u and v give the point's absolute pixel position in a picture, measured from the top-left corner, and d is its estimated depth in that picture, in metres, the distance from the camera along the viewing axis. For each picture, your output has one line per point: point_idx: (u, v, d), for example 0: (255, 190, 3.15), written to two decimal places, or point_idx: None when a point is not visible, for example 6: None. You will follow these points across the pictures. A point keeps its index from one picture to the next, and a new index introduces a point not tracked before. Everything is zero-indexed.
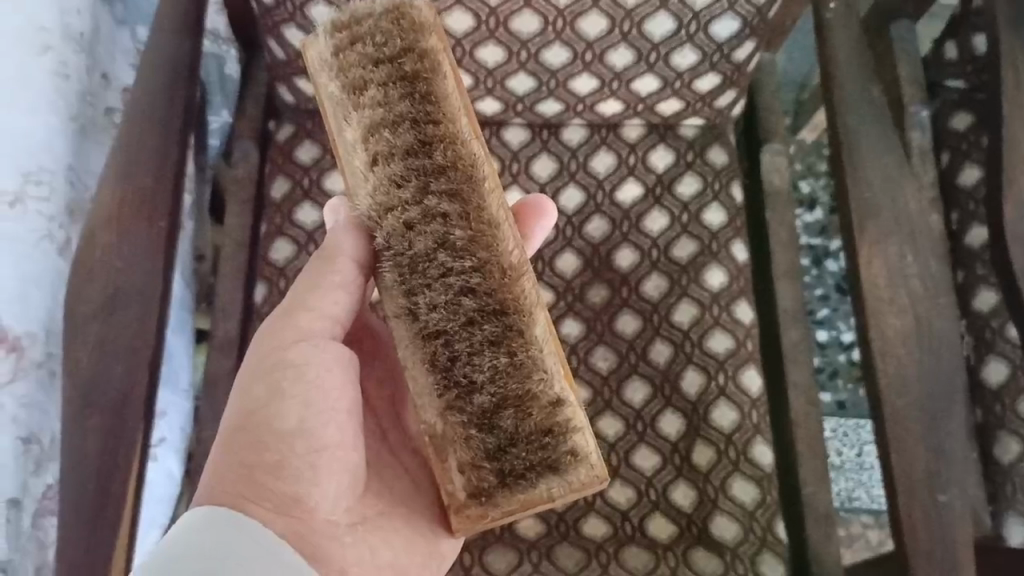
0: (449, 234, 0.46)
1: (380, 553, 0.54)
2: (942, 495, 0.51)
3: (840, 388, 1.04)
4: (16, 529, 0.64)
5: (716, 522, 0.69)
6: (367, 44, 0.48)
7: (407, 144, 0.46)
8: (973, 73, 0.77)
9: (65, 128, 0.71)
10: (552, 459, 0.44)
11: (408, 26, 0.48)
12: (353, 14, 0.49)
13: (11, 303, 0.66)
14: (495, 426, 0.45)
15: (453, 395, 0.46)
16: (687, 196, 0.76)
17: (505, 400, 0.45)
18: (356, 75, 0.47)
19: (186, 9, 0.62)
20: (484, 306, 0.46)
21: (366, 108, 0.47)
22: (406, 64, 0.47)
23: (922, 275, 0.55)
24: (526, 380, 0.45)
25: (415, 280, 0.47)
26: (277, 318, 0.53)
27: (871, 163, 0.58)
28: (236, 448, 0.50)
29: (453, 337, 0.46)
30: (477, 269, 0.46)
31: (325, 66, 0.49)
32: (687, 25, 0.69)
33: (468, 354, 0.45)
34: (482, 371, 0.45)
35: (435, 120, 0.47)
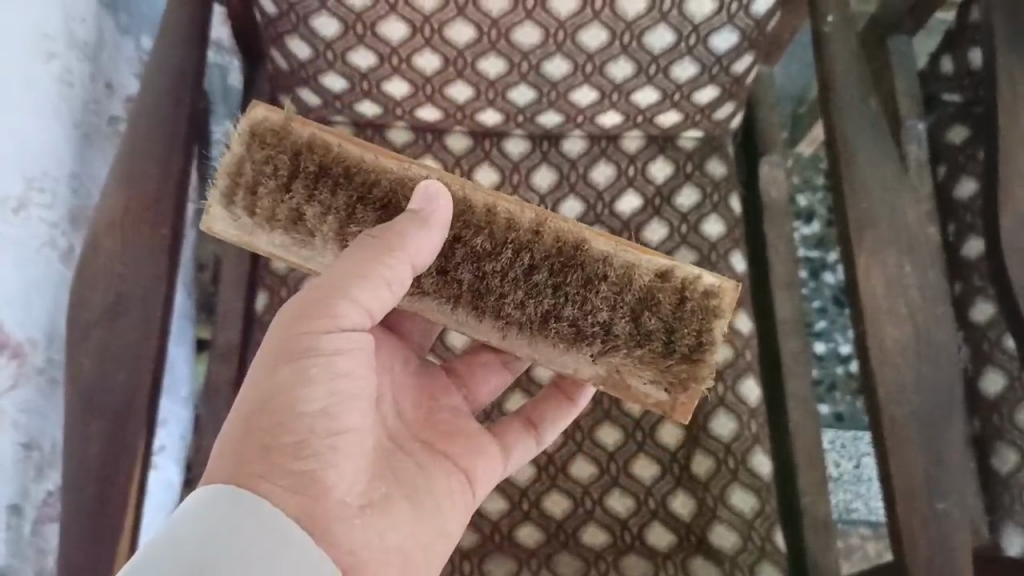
0: (478, 246, 0.51)
1: (388, 536, 0.53)
2: (940, 503, 0.51)
3: (838, 400, 1.04)
4: (17, 535, 0.65)
5: (715, 531, 0.69)
6: (267, 182, 0.52)
7: (374, 218, 0.52)
8: (969, 87, 0.76)
9: (68, 136, 0.72)
10: (701, 308, 0.52)
11: (275, 140, 0.52)
12: (228, 171, 0.52)
13: (16, 308, 0.66)
14: (648, 331, 0.52)
15: (600, 343, 0.52)
16: (686, 207, 0.77)
17: (634, 312, 0.52)
18: (283, 211, 0.52)
19: (191, 18, 0.63)
20: (552, 271, 0.52)
21: (319, 226, 0.52)
22: (309, 166, 0.52)
23: (920, 286, 0.56)
24: (631, 284, 0.52)
25: (492, 300, 0.52)
26: (308, 295, 0.50)
27: (869, 173, 0.59)
28: (255, 427, 0.49)
29: (558, 312, 0.52)
30: (521, 250, 0.52)
31: (239, 225, 0.54)
32: (687, 37, 0.70)
33: (582, 312, 0.52)
34: (602, 312, 0.51)
35: (369, 180, 0.52)
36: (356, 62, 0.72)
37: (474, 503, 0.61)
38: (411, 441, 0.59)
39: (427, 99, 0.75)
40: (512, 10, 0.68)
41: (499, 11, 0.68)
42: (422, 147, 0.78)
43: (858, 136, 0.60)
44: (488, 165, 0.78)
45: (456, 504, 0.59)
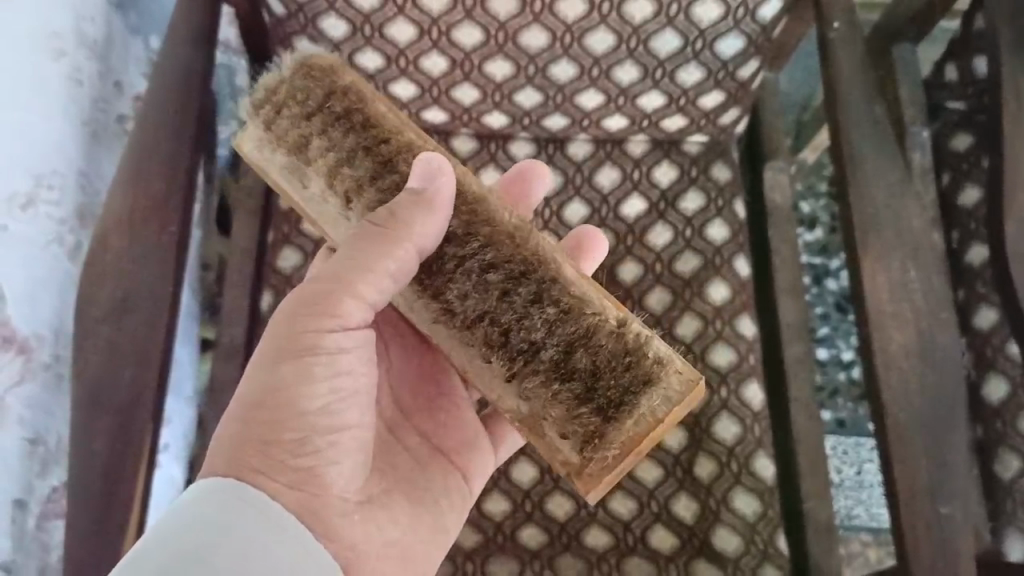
0: (449, 227, 0.49)
1: (387, 531, 0.54)
2: (944, 506, 0.51)
3: (840, 407, 1.04)
4: (21, 531, 0.65)
5: (717, 534, 0.69)
6: (291, 107, 0.51)
7: (368, 169, 0.50)
8: (973, 96, 0.77)
9: (76, 134, 0.72)
10: (641, 374, 0.45)
11: (319, 74, 0.52)
12: (266, 87, 0.53)
13: (22, 303, 0.66)
14: (574, 371, 0.45)
15: (522, 364, 0.46)
16: (691, 211, 0.77)
17: (571, 346, 0.46)
18: (293, 135, 0.51)
19: (201, 18, 0.63)
20: (510, 274, 0.47)
21: (317, 159, 0.50)
22: (335, 105, 0.51)
23: (925, 290, 0.56)
24: (579, 319, 0.46)
25: (438, 282, 0.49)
26: (307, 288, 0.50)
27: (874, 178, 0.59)
28: (253, 422, 0.49)
29: (495, 314, 0.47)
30: (487, 245, 0.48)
31: (255, 148, 0.53)
32: (693, 42, 0.70)
33: (523, 327, 0.46)
34: (538, 333, 0.46)
35: (382, 137, 0.50)
36: (363, 63, 0.72)
37: (471, 496, 0.62)
38: (409, 432, 0.60)
39: (433, 101, 0.75)
40: (519, 13, 0.68)
41: (506, 14, 0.68)
42: None
43: (863, 141, 0.60)
44: (494, 167, 0.78)
45: (453, 497, 0.60)
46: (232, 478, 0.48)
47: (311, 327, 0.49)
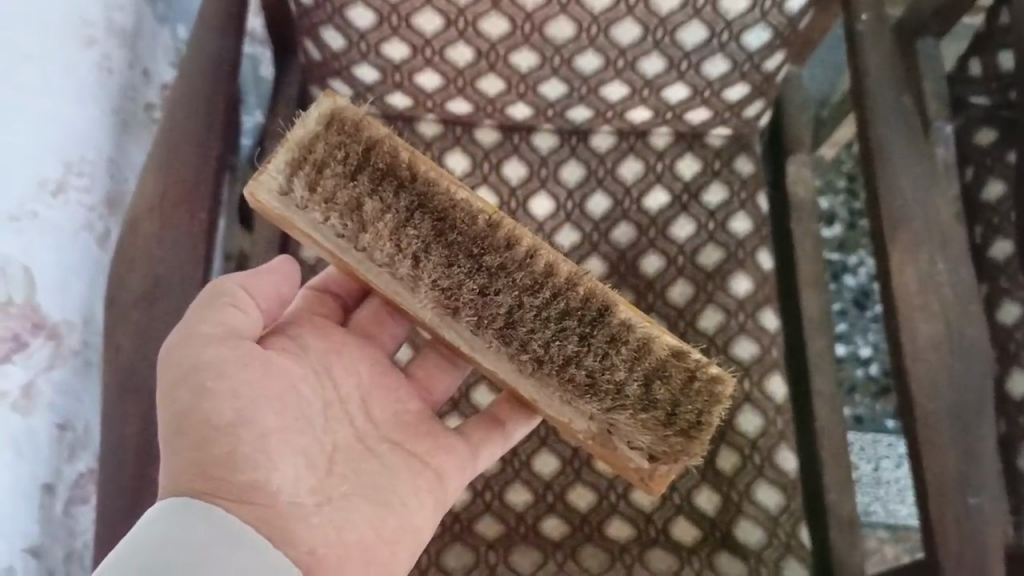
0: (516, 276, 0.52)
1: (347, 533, 0.53)
2: (973, 498, 0.51)
3: (857, 403, 1.04)
4: (49, 514, 0.65)
5: (740, 526, 0.69)
6: (334, 166, 0.51)
7: (429, 228, 0.52)
8: (997, 90, 0.77)
9: (109, 121, 0.74)
10: (706, 391, 0.51)
11: (350, 129, 0.53)
12: (299, 143, 0.52)
13: (53, 289, 0.67)
14: (597, 395, 0.51)
15: (562, 379, 0.51)
16: (714, 204, 0.77)
17: (644, 378, 0.51)
18: (347, 195, 0.51)
19: (233, 5, 0.64)
20: (584, 325, 0.52)
21: (373, 217, 0.51)
22: (374, 164, 0.52)
23: (952, 282, 0.56)
24: (650, 353, 0.51)
25: (520, 331, 0.51)
26: (199, 327, 0.51)
27: (902, 168, 0.59)
28: (178, 448, 0.50)
29: (579, 359, 0.51)
30: (559, 293, 0.52)
31: (287, 200, 0.52)
32: (719, 33, 0.70)
33: (599, 363, 0.51)
34: (621, 370, 0.51)
35: (413, 204, 0.52)
36: (388, 53, 0.72)
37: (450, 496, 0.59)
38: (376, 439, 0.58)
39: (458, 91, 0.75)
40: (546, 4, 0.68)
41: (534, 5, 0.69)
42: (450, 141, 0.78)
43: (891, 133, 0.60)
44: (516, 160, 0.78)
45: (426, 506, 0.57)
46: (188, 496, 0.49)
47: (208, 342, 0.51)
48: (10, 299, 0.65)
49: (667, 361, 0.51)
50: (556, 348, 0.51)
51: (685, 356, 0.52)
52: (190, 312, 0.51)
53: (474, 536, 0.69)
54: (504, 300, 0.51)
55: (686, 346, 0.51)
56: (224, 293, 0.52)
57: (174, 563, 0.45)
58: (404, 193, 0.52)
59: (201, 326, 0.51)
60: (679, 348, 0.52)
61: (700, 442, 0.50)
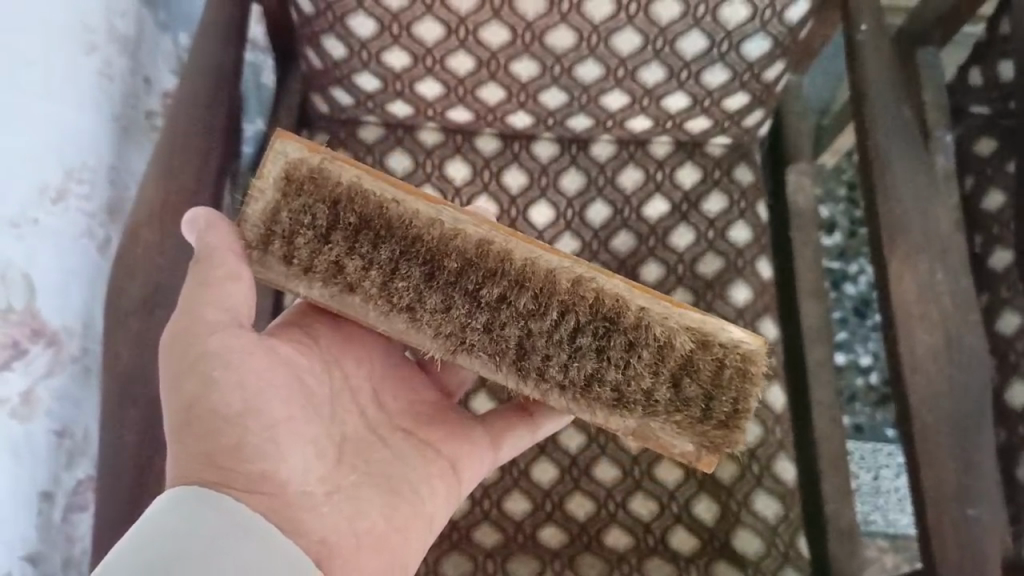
0: (519, 305, 0.49)
1: (358, 523, 0.53)
2: (972, 509, 0.51)
3: (857, 412, 1.04)
4: (47, 521, 0.66)
5: (738, 535, 0.69)
6: (306, 233, 0.49)
7: (419, 273, 0.49)
8: (998, 99, 0.77)
9: (110, 128, 0.74)
10: (739, 373, 0.50)
11: (307, 185, 0.49)
12: (264, 213, 0.49)
13: (53, 296, 0.67)
14: (628, 402, 0.50)
15: (590, 395, 0.51)
16: (714, 213, 0.77)
17: (672, 377, 0.50)
18: (327, 260, 0.49)
19: (234, 13, 0.64)
20: (599, 339, 0.50)
21: (363, 275, 0.49)
22: (342, 215, 0.49)
23: (952, 292, 0.56)
24: (674, 349, 0.49)
25: (534, 362, 0.50)
26: (205, 314, 0.49)
27: (902, 178, 0.59)
28: (185, 439, 0.48)
29: (601, 374, 0.50)
30: (567, 311, 0.49)
31: (275, 272, 0.51)
32: (719, 43, 0.70)
33: (623, 375, 0.50)
34: (647, 378, 0.50)
35: (398, 243, 0.49)
36: (389, 61, 0.72)
37: (461, 487, 0.59)
38: (389, 428, 0.59)
39: (459, 100, 0.75)
40: (547, 13, 0.69)
41: (534, 14, 0.69)
42: (450, 149, 0.79)
43: (890, 143, 0.60)
44: (516, 167, 0.79)
45: (438, 492, 0.58)
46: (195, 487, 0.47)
47: (215, 330, 0.49)
48: (10, 307, 0.65)
49: (693, 357, 0.50)
50: (575, 375, 0.50)
51: (711, 341, 0.50)
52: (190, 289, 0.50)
53: (472, 544, 0.69)
54: (513, 333, 0.50)
55: (711, 333, 0.49)
56: (231, 270, 0.49)
57: (179, 557, 0.43)
58: (381, 238, 0.49)
59: (206, 313, 0.49)
60: (704, 334, 0.50)
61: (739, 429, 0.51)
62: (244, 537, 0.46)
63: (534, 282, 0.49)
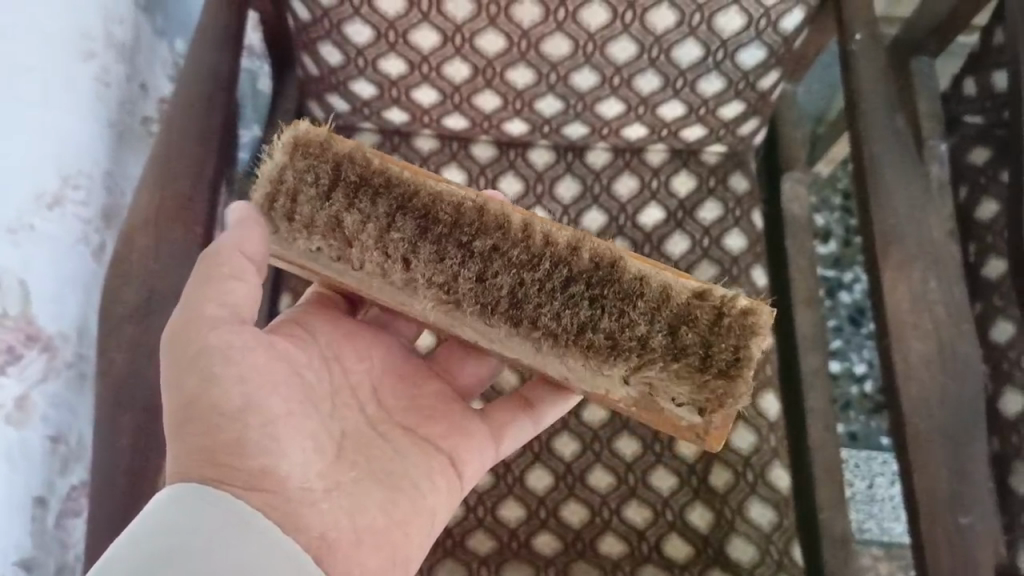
0: (511, 254, 0.49)
1: (360, 520, 0.52)
2: (964, 517, 0.51)
3: (852, 420, 1.04)
4: (41, 527, 0.66)
5: (732, 543, 0.69)
6: (309, 190, 0.50)
7: (413, 227, 0.50)
8: (992, 109, 0.77)
9: (106, 134, 0.74)
10: (739, 325, 0.48)
11: (313, 148, 0.51)
12: (269, 176, 0.51)
13: (48, 301, 0.67)
14: (625, 353, 0.48)
15: (586, 349, 0.49)
16: (709, 220, 0.78)
17: (669, 326, 0.48)
18: (327, 214, 0.50)
19: (230, 21, 0.64)
20: (592, 290, 0.49)
21: (359, 226, 0.49)
22: (346, 174, 0.51)
23: (945, 301, 0.56)
24: (669, 300, 0.48)
25: (528, 312, 0.49)
26: (206, 309, 0.50)
27: (896, 187, 0.59)
28: (183, 434, 0.49)
29: (596, 323, 0.48)
30: (560, 264, 0.49)
31: (276, 238, 0.51)
32: (714, 52, 0.70)
33: (618, 324, 0.48)
34: (641, 324, 0.48)
35: (399, 198, 0.50)
36: (386, 68, 0.73)
37: (462, 485, 0.59)
38: (388, 425, 0.59)
39: (455, 107, 0.76)
40: (543, 21, 0.69)
41: (530, 22, 0.69)
42: (447, 156, 0.79)
43: (884, 152, 0.60)
44: (512, 174, 0.79)
45: (440, 489, 0.58)
46: (195, 483, 0.47)
47: (213, 325, 0.50)
48: (4, 312, 0.65)
49: (690, 306, 0.48)
50: (568, 324, 0.48)
51: (708, 296, 0.49)
52: (195, 288, 0.51)
53: (467, 551, 0.69)
54: (504, 280, 0.49)
55: (710, 286, 0.48)
56: (235, 267, 0.50)
57: (174, 553, 0.43)
58: (381, 198, 0.50)
59: (206, 310, 0.50)
60: (701, 289, 0.49)
61: (743, 382, 0.47)
62: (239, 537, 0.45)
63: (528, 235, 0.50)
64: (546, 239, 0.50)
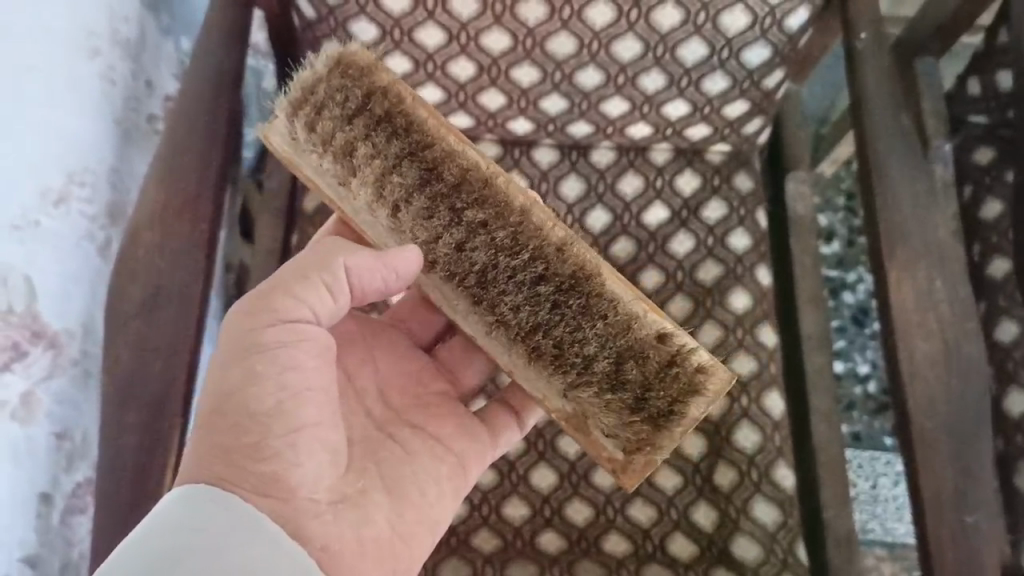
0: (494, 236, 0.52)
1: (364, 530, 0.53)
2: (970, 516, 0.51)
3: (856, 420, 1.04)
4: (46, 524, 0.66)
5: (737, 542, 0.69)
6: (333, 111, 0.53)
7: (415, 178, 0.53)
8: (996, 109, 0.77)
9: (111, 131, 0.74)
10: (685, 381, 0.49)
11: (354, 74, 0.54)
12: (303, 85, 0.54)
13: (53, 298, 0.67)
14: (566, 368, 0.50)
15: (532, 349, 0.51)
16: (713, 220, 0.78)
17: (617, 356, 0.50)
18: (341, 138, 0.53)
19: (235, 18, 0.64)
20: (559, 289, 0.51)
21: (364, 163, 0.53)
22: (375, 109, 0.54)
23: (950, 300, 0.56)
24: (627, 333, 0.50)
25: (491, 293, 0.52)
26: (279, 300, 0.51)
27: (901, 186, 0.59)
28: (211, 430, 0.50)
29: (548, 326, 0.51)
30: (538, 258, 0.51)
31: (291, 141, 0.55)
32: (719, 51, 0.70)
33: (569, 335, 0.50)
34: (590, 344, 0.50)
35: (415, 147, 0.53)
36: (391, 67, 0.73)
37: (467, 485, 0.60)
38: (398, 425, 0.59)
39: (460, 105, 0.76)
40: (548, 20, 0.69)
41: (535, 21, 0.69)
42: None
43: (890, 151, 0.60)
44: (517, 173, 0.79)
45: (446, 494, 0.58)
46: (207, 482, 0.49)
47: (277, 322, 0.50)
48: (10, 308, 0.65)
49: (647, 350, 0.50)
50: (523, 311, 0.51)
51: (670, 341, 0.50)
52: (280, 277, 0.52)
53: (471, 549, 0.69)
54: (478, 257, 0.52)
55: (673, 331, 0.50)
56: (331, 277, 0.52)
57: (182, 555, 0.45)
58: (395, 142, 0.53)
59: (274, 301, 0.51)
60: (666, 332, 0.51)
61: (667, 434, 0.49)
62: (235, 547, 0.46)
63: (518, 222, 0.52)
64: (539, 226, 0.52)
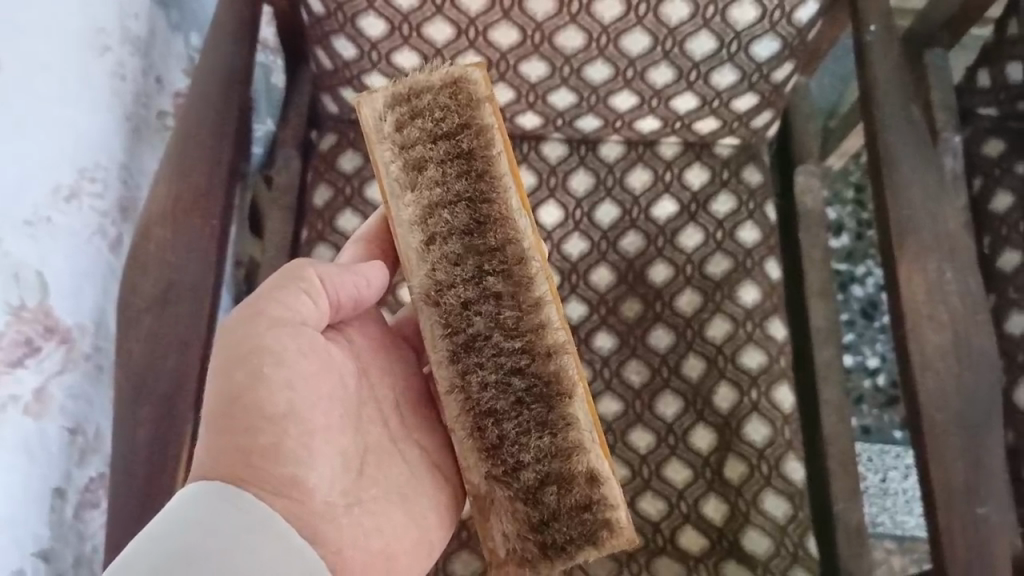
0: (501, 314, 0.50)
1: (374, 539, 0.54)
2: (981, 508, 0.51)
3: (866, 414, 1.04)
4: (59, 518, 0.66)
5: (748, 535, 0.69)
6: (427, 121, 0.51)
7: (463, 222, 0.50)
8: (1005, 101, 0.77)
9: (120, 127, 0.74)
10: (591, 530, 0.49)
11: (462, 100, 0.51)
12: (410, 86, 0.52)
13: (67, 295, 0.68)
14: (499, 462, 0.49)
15: (476, 427, 0.50)
16: (722, 213, 0.78)
17: (546, 478, 0.49)
18: (416, 152, 0.51)
19: (245, 13, 0.64)
20: (531, 387, 0.50)
21: (423, 187, 0.51)
22: (463, 141, 0.51)
23: (961, 291, 0.56)
24: (567, 461, 0.49)
25: (470, 359, 0.50)
26: (269, 307, 0.52)
27: (910, 178, 0.59)
28: (225, 431, 0.50)
29: (503, 418, 0.49)
30: (527, 351, 0.50)
31: (376, 127, 0.52)
32: (728, 44, 0.70)
33: (515, 432, 0.49)
34: (528, 453, 0.49)
35: (479, 196, 0.51)
36: (400, 62, 0.73)
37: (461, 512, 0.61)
38: (409, 445, 0.59)
39: None
40: (556, 15, 0.69)
41: (543, 15, 0.69)
42: None
43: (899, 142, 0.60)
44: (525, 168, 0.79)
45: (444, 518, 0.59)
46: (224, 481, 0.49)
47: (274, 325, 0.52)
48: (23, 304, 0.65)
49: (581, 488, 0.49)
50: (486, 385, 0.49)
51: (600, 486, 0.49)
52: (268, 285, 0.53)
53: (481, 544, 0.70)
54: (476, 321, 0.50)
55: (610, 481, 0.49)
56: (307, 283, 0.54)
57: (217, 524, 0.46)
58: (464, 180, 0.51)
59: (267, 308, 0.52)
60: (603, 477, 0.49)
61: (551, 566, 0.49)
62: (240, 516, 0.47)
63: (529, 309, 0.50)
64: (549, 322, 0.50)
